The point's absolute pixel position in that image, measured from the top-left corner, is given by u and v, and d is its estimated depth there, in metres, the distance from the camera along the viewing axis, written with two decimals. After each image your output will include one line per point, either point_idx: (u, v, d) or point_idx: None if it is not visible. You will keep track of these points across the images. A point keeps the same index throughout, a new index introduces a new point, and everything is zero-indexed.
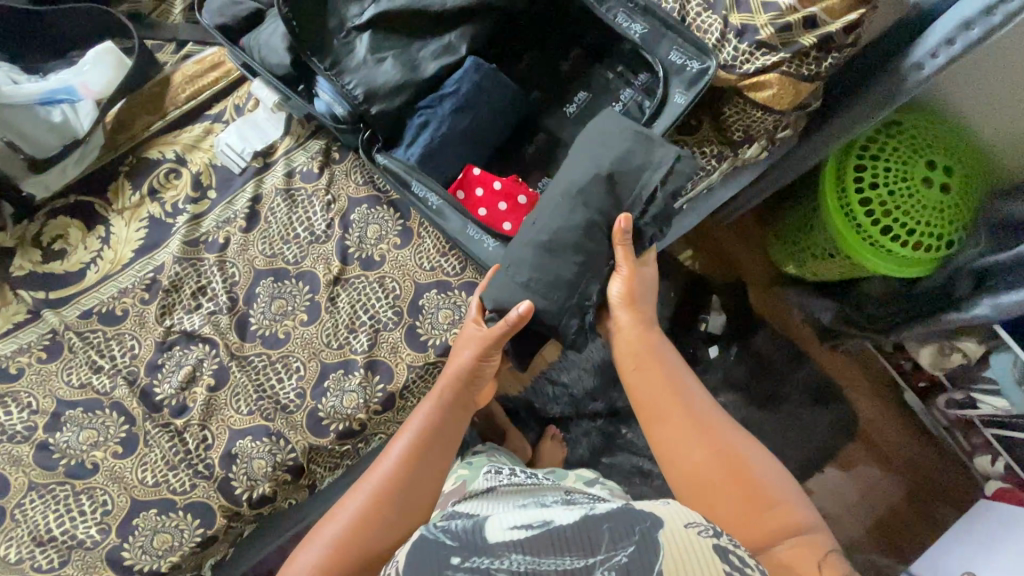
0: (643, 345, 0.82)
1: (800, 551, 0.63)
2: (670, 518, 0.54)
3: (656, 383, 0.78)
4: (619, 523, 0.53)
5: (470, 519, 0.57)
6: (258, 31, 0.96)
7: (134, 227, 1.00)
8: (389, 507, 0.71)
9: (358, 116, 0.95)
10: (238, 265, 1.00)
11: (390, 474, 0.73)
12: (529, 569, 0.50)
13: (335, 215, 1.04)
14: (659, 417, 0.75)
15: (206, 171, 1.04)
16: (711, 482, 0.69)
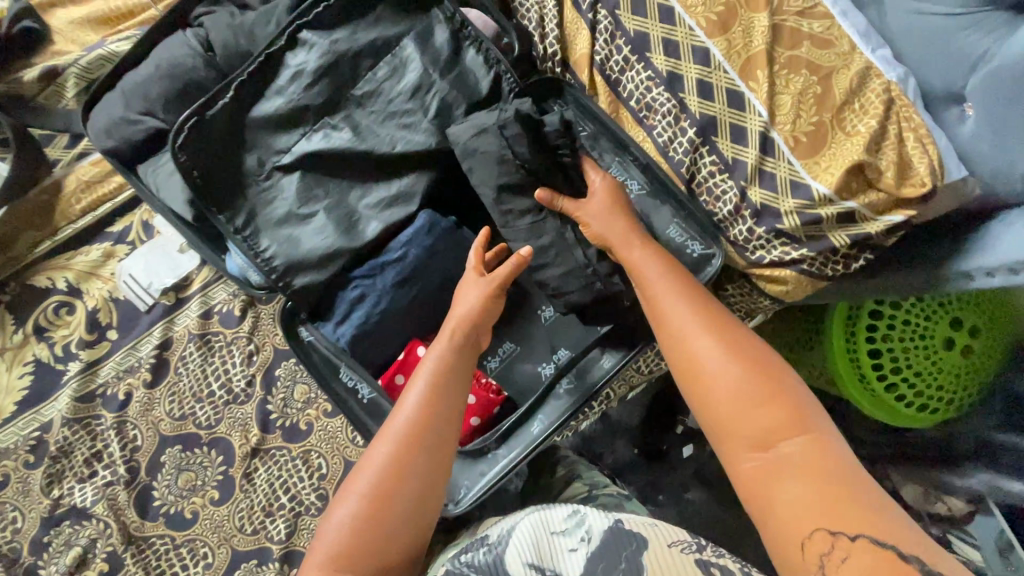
0: (668, 280, 0.69)
1: (831, 495, 0.50)
2: (654, 539, 0.55)
3: (678, 310, 0.66)
4: (610, 553, 0.54)
5: (483, 559, 0.56)
6: (154, 163, 0.76)
7: (17, 373, 0.86)
8: (401, 498, 0.59)
9: (274, 285, 0.76)
10: (140, 427, 0.86)
11: (396, 454, 0.60)
12: None
13: (257, 370, 0.89)
14: (679, 324, 0.64)
15: (104, 308, 0.87)
16: (736, 413, 0.57)
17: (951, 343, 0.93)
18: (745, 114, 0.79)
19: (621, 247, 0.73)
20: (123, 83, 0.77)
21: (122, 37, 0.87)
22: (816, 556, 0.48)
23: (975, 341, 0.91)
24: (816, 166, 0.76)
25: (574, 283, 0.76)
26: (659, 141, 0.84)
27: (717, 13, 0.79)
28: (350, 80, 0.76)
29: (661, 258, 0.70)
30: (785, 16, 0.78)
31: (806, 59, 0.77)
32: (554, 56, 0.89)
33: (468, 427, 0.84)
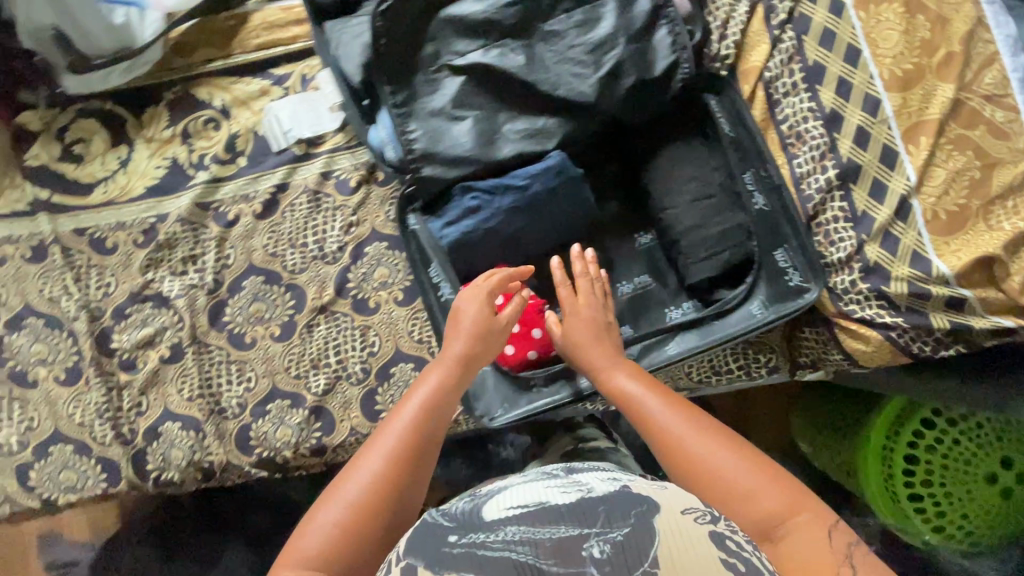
0: (645, 386, 0.71)
1: (836, 538, 0.56)
2: (666, 504, 0.52)
3: (663, 407, 0.67)
4: (615, 507, 0.51)
5: (468, 503, 0.55)
6: (343, 23, 0.83)
7: (155, 162, 0.95)
8: (426, 454, 0.65)
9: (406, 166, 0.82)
10: (236, 249, 0.94)
11: (414, 425, 0.65)
12: (524, 539, 0.49)
13: (350, 241, 0.96)
14: (666, 425, 0.66)
15: (244, 136, 0.95)
16: (750, 496, 0.59)
17: (991, 479, 0.91)
18: (892, 173, 0.79)
19: (604, 367, 0.75)
20: None
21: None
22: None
23: (1017, 484, 0.90)
24: (944, 246, 0.76)
25: (707, 244, 0.85)
26: (797, 171, 0.85)
27: (904, 69, 0.79)
28: (543, 13, 0.80)
29: (636, 369, 0.74)
30: (972, 95, 0.77)
31: (976, 142, 0.76)
32: (725, 59, 0.90)
33: (522, 358, 0.84)
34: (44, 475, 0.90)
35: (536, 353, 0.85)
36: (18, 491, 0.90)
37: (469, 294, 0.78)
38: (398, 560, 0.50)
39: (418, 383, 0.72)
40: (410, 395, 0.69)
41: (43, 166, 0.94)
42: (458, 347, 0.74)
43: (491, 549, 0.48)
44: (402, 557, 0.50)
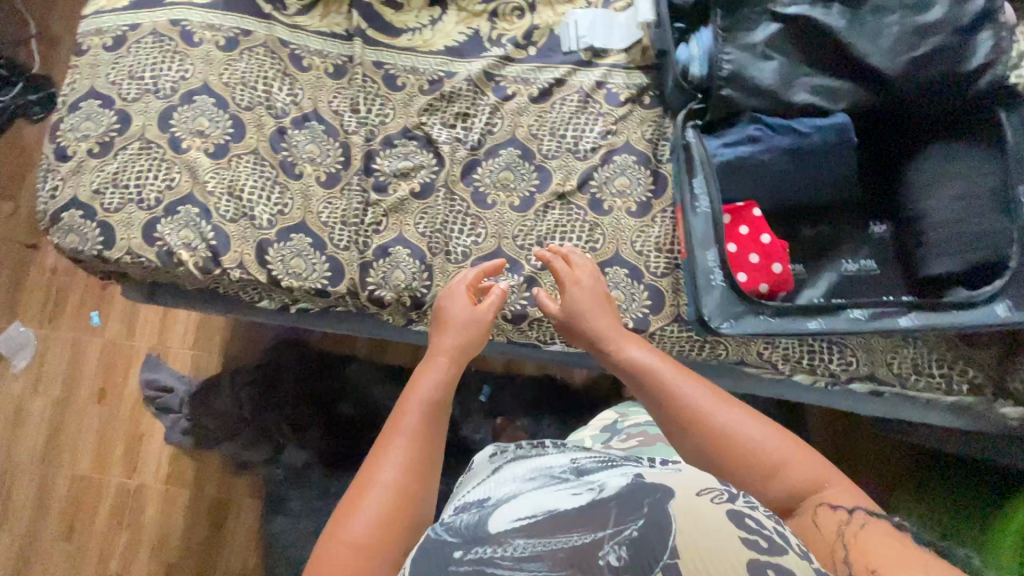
0: (657, 355, 0.76)
1: (833, 508, 0.57)
2: (682, 487, 0.55)
3: (681, 384, 0.70)
4: (629, 499, 0.54)
5: (474, 516, 0.57)
6: None
7: (459, 29, 1.06)
8: (433, 428, 0.71)
9: (708, 88, 0.91)
10: (504, 120, 1.03)
11: (425, 414, 0.72)
12: (533, 552, 0.51)
13: (603, 146, 1.03)
14: (692, 400, 0.68)
15: (543, 29, 1.05)
16: (759, 455, 0.62)
17: None
18: None
19: (617, 341, 0.80)
20: None
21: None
22: (849, 556, 0.51)
23: None
24: None
25: (962, 240, 0.86)
26: None
27: None
28: None
29: (647, 344, 0.79)
30: None
31: None
32: None
33: (753, 287, 0.89)
34: (280, 255, 0.98)
35: (766, 288, 0.89)
36: (254, 262, 0.98)
37: (452, 291, 0.90)
38: None
39: (420, 369, 0.79)
40: (412, 389, 0.76)
41: (368, 3, 1.06)
42: (451, 339, 0.83)
43: (501, 564, 0.50)
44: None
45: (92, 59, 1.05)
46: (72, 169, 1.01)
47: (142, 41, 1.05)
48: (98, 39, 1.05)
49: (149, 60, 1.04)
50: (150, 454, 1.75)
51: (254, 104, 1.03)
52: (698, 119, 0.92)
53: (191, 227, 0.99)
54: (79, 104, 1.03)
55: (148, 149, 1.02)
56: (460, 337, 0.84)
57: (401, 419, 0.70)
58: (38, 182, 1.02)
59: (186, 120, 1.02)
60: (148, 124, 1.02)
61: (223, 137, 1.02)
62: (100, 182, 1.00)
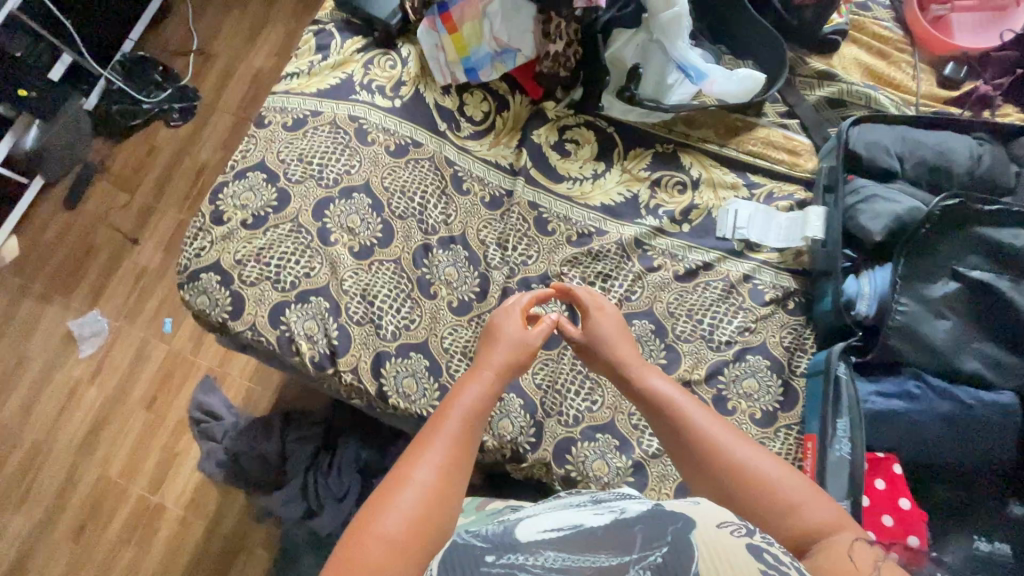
0: (672, 385, 0.77)
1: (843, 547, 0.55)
2: (703, 518, 0.52)
3: (700, 417, 0.70)
4: (651, 526, 0.52)
5: (500, 527, 0.57)
6: (880, 185, 0.92)
7: (619, 189, 1.07)
8: (469, 435, 0.66)
9: (874, 327, 0.88)
10: (644, 291, 1.01)
11: (462, 423, 0.66)
12: (563, 566, 0.49)
13: (739, 341, 1.00)
14: (711, 430, 0.67)
15: (701, 209, 1.05)
16: (770, 495, 0.61)
17: None
18: None
19: (638, 369, 0.80)
20: (906, 130, 0.94)
21: (892, 97, 1.07)
22: None
23: None
24: None
25: None
26: None
27: None
28: None
29: (668, 376, 0.79)
30: None
31: None
32: None
33: None
34: (394, 370, 0.97)
35: None
36: (367, 371, 0.97)
37: (508, 311, 0.85)
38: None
39: (461, 381, 0.73)
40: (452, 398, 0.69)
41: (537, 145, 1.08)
42: (500, 355, 0.77)
43: (530, 571, 0.49)
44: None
45: (269, 134, 1.10)
46: (223, 234, 1.04)
47: (320, 129, 1.10)
48: (280, 117, 1.11)
49: (321, 149, 1.08)
50: (178, 478, 1.66)
51: (407, 215, 1.06)
52: (854, 354, 0.89)
53: (316, 319, 1.00)
54: (246, 173, 1.07)
55: (297, 233, 1.04)
56: (502, 335, 0.81)
57: (445, 420, 0.65)
58: (188, 237, 1.05)
59: (340, 214, 1.05)
60: (304, 209, 1.05)
61: (371, 240, 1.04)
62: (245, 253, 1.03)
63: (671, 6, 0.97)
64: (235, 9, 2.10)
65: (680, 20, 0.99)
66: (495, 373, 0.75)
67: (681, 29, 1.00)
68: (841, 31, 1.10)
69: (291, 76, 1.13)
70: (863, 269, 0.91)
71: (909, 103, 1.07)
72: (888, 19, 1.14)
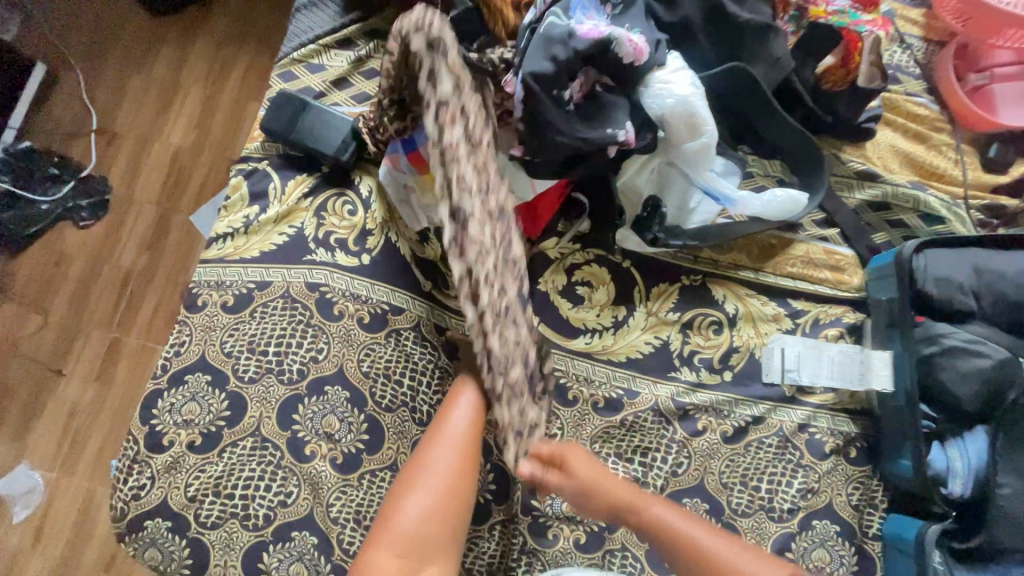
0: (593, 462, 0.70)
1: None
2: None
3: (618, 491, 0.70)
4: None
5: None
6: (961, 332, 0.78)
7: (645, 337, 0.90)
8: (467, 451, 0.68)
9: (968, 504, 0.77)
10: (692, 461, 0.87)
11: (459, 444, 0.68)
12: None
13: (802, 507, 0.87)
14: (657, 516, 0.69)
15: (742, 352, 0.90)
16: (714, 565, 0.64)
17: None
18: None
19: (543, 449, 0.69)
20: (978, 255, 0.80)
21: (941, 195, 0.93)
22: None
23: None
24: None
25: None
26: None
27: None
28: None
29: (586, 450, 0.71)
30: None
31: None
32: None
33: None
34: None
35: None
36: None
37: (470, 385, 0.71)
38: None
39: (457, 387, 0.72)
40: (418, 464, 0.66)
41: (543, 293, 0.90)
42: (479, 382, 0.72)
43: None
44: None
45: (208, 320, 0.87)
46: (166, 464, 0.82)
47: (271, 306, 0.87)
48: (216, 295, 0.88)
49: (277, 333, 0.86)
50: None
51: (397, 404, 0.86)
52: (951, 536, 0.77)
53: (304, 560, 0.81)
54: (183, 377, 0.85)
55: (263, 451, 0.83)
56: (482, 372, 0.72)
57: (439, 444, 0.67)
58: (119, 473, 0.83)
59: (312, 416, 0.85)
60: (267, 417, 0.84)
61: (355, 445, 0.84)
62: (200, 487, 0.82)
63: (698, 135, 0.78)
64: (138, 69, 1.69)
65: (705, 151, 0.79)
66: (473, 401, 0.70)
67: (707, 158, 0.81)
68: (876, 117, 0.95)
69: (224, 237, 0.89)
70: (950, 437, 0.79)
71: (958, 196, 0.94)
72: (922, 92, 1.00)
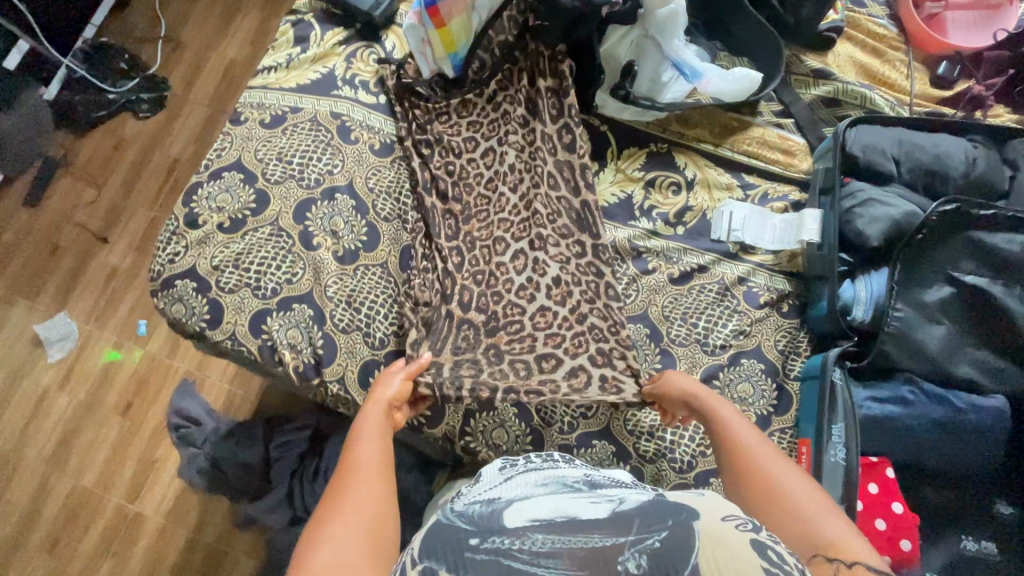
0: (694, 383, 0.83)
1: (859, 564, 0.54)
2: (706, 511, 0.55)
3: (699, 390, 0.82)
4: (652, 515, 0.55)
5: (488, 508, 0.60)
6: (878, 190, 0.91)
7: (612, 190, 1.04)
8: (382, 473, 0.67)
9: (870, 333, 0.89)
10: (640, 293, 1.00)
11: (375, 456, 0.69)
12: (550, 550, 0.53)
13: (733, 345, 0.98)
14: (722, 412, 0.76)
15: (695, 211, 1.04)
16: (793, 508, 0.61)
17: None
18: None
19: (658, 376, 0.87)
20: (902, 131, 0.94)
21: (887, 97, 1.06)
22: None
23: None
24: None
25: None
26: None
27: None
28: None
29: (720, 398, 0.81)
30: None
31: None
32: None
33: (895, 546, 0.81)
34: None
35: (909, 544, 0.82)
36: (355, 381, 0.94)
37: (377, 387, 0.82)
38: (416, 562, 0.54)
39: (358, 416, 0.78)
40: (360, 428, 0.74)
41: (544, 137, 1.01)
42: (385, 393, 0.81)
43: (518, 556, 0.53)
44: (419, 560, 0.55)
45: (247, 131, 1.04)
46: (198, 239, 0.99)
47: (300, 126, 1.04)
48: (257, 113, 1.05)
49: (302, 147, 1.03)
50: (159, 483, 1.60)
51: (394, 218, 1.02)
52: (852, 359, 0.90)
53: (300, 327, 0.95)
54: (221, 174, 1.02)
55: (278, 238, 0.99)
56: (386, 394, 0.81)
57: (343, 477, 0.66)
58: (160, 243, 1.00)
59: (322, 216, 1.00)
60: (284, 211, 1.00)
61: (354, 244, 1.00)
62: (222, 259, 0.98)
63: (668, 3, 0.94)
64: None
65: (673, 17, 0.95)
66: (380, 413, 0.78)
67: (676, 26, 0.96)
68: (837, 28, 1.08)
69: (269, 69, 1.08)
70: (860, 275, 0.92)
71: (904, 102, 1.07)
72: (883, 16, 1.13)
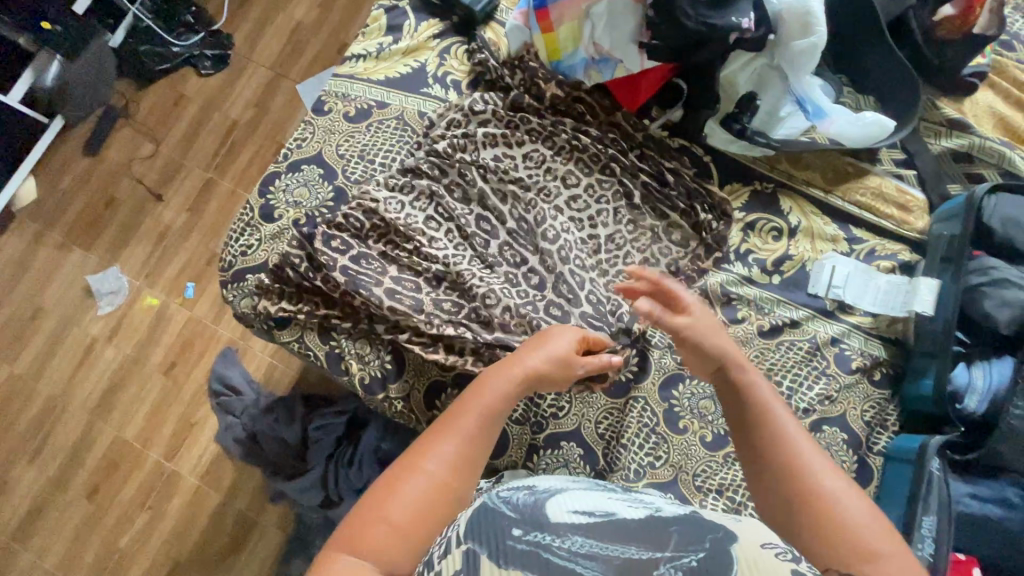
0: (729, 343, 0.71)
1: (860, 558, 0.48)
2: (747, 533, 0.47)
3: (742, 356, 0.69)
4: (686, 530, 0.48)
5: (533, 493, 0.52)
6: (1014, 270, 0.85)
7: None
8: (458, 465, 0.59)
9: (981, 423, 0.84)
10: (725, 342, 0.93)
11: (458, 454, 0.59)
12: (593, 555, 0.45)
13: (818, 411, 0.89)
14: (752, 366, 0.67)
15: (795, 261, 0.96)
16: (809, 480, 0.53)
17: None
18: None
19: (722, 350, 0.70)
20: None
21: None
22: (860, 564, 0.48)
23: None
24: None
25: None
26: None
27: None
28: None
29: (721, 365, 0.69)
30: None
31: None
32: None
33: None
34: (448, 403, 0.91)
35: None
36: (420, 400, 0.92)
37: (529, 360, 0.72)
38: (459, 543, 0.47)
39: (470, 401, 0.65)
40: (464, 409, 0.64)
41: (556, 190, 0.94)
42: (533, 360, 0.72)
43: (556, 556, 0.45)
44: (465, 539, 0.47)
45: (330, 123, 0.99)
46: (272, 233, 0.96)
47: (385, 123, 0.99)
48: (342, 105, 1.00)
49: (386, 146, 0.98)
50: (196, 446, 1.52)
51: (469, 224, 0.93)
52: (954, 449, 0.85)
53: (370, 338, 0.93)
54: (300, 166, 0.98)
55: None
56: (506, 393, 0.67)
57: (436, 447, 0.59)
58: (233, 233, 0.97)
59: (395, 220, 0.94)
60: None
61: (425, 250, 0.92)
62: None
63: (809, 34, 0.85)
64: None
65: (810, 51, 0.86)
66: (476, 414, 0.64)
67: (810, 61, 0.88)
68: (982, 74, 0.98)
69: (357, 58, 1.03)
70: (977, 361, 0.87)
71: None
72: None
